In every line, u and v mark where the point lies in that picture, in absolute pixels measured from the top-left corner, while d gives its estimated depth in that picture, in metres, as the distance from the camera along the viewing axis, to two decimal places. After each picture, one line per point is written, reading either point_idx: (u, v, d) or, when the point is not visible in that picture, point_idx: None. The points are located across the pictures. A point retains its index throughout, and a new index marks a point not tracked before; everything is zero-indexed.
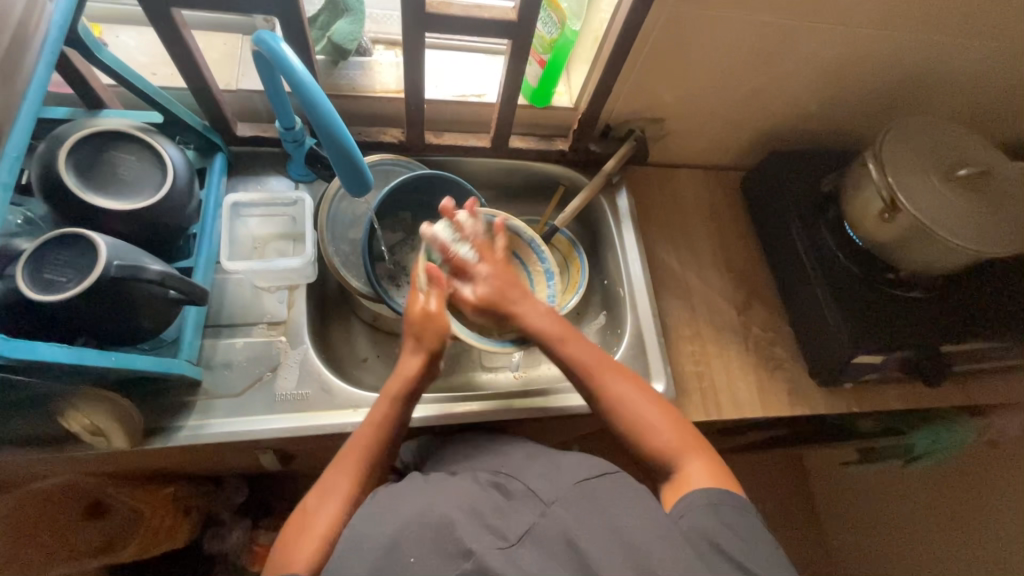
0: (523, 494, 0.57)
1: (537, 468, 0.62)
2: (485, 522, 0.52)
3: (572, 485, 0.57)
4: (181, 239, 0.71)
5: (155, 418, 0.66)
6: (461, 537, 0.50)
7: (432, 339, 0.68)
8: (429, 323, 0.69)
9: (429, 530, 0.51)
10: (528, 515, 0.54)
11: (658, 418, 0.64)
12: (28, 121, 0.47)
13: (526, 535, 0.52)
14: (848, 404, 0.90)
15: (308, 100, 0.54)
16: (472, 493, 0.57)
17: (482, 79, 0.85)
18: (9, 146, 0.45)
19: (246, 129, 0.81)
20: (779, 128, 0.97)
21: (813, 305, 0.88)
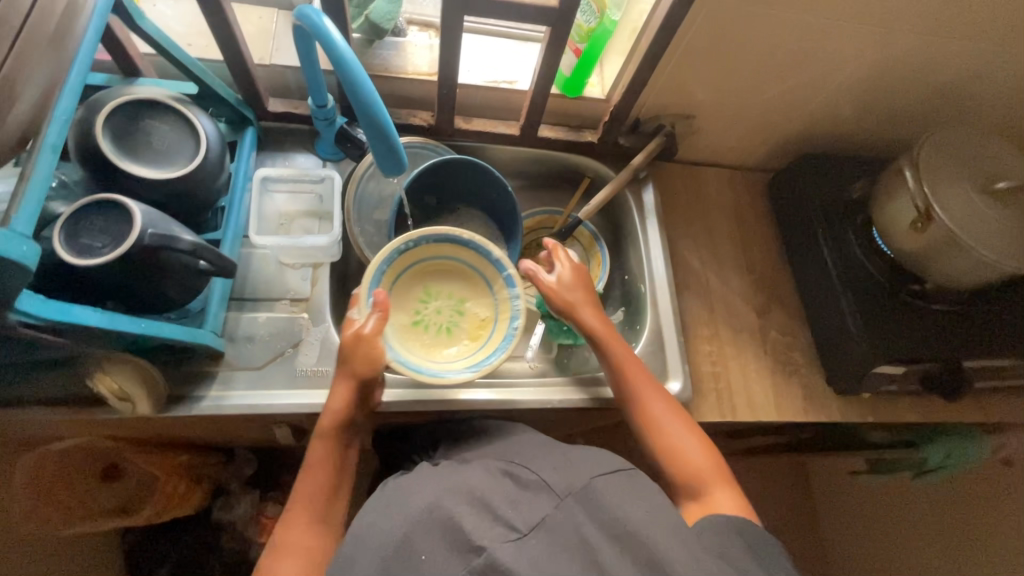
0: (537, 485, 0.58)
1: (551, 458, 0.62)
2: (496, 517, 0.53)
3: (587, 481, 0.57)
4: (210, 212, 0.72)
5: (178, 386, 0.67)
6: (471, 535, 0.51)
7: (359, 366, 0.65)
8: (358, 353, 0.66)
9: (439, 526, 0.52)
10: (541, 508, 0.55)
11: (693, 442, 0.67)
12: (76, 87, 0.48)
13: (538, 525, 0.53)
14: (863, 414, 0.90)
15: (352, 80, 0.54)
16: (484, 484, 0.58)
17: (515, 66, 0.84)
18: (58, 109, 0.46)
19: (278, 105, 0.81)
20: (812, 131, 0.95)
21: (835, 312, 0.87)
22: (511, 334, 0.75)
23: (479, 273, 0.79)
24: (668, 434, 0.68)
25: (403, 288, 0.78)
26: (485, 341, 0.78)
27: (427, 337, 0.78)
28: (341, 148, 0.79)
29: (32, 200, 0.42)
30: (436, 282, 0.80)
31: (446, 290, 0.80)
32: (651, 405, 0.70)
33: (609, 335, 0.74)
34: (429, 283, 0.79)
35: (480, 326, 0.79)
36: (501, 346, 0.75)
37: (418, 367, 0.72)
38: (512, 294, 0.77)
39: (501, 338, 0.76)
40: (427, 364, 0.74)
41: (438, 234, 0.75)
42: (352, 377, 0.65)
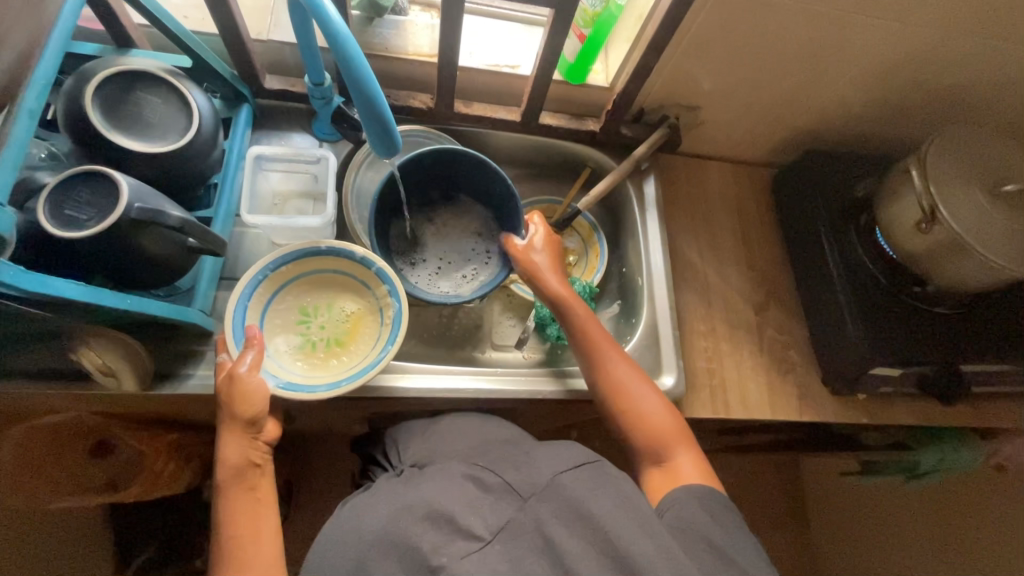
0: (501, 489, 0.58)
1: (514, 458, 0.62)
2: (458, 526, 0.53)
3: (551, 478, 0.57)
4: (202, 189, 0.70)
5: (164, 365, 0.66)
6: (430, 553, 0.52)
7: (243, 408, 0.60)
8: (237, 393, 0.60)
9: (394, 546, 0.53)
10: (502, 513, 0.55)
11: (659, 415, 0.68)
12: (56, 51, 0.47)
13: (501, 531, 0.53)
14: (858, 415, 0.89)
15: (345, 57, 0.52)
16: (446, 489, 0.58)
17: (518, 50, 0.82)
18: (38, 73, 0.45)
19: (274, 82, 0.79)
20: (819, 127, 0.93)
21: (834, 313, 0.86)
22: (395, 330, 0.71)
23: (353, 278, 0.74)
24: (634, 402, 0.68)
25: (281, 305, 0.72)
26: (377, 342, 0.72)
27: (312, 359, 0.71)
28: (337, 129, 0.78)
29: (6, 165, 0.41)
30: (314, 295, 0.74)
31: (325, 301, 0.74)
32: (616, 372, 0.70)
33: (571, 297, 0.74)
34: (308, 296, 0.73)
35: (355, 329, 0.73)
36: (393, 339, 0.70)
37: (308, 385, 0.66)
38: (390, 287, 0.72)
39: (388, 336, 0.71)
40: (316, 383, 0.67)
41: (302, 249, 0.70)
42: (237, 420, 0.60)
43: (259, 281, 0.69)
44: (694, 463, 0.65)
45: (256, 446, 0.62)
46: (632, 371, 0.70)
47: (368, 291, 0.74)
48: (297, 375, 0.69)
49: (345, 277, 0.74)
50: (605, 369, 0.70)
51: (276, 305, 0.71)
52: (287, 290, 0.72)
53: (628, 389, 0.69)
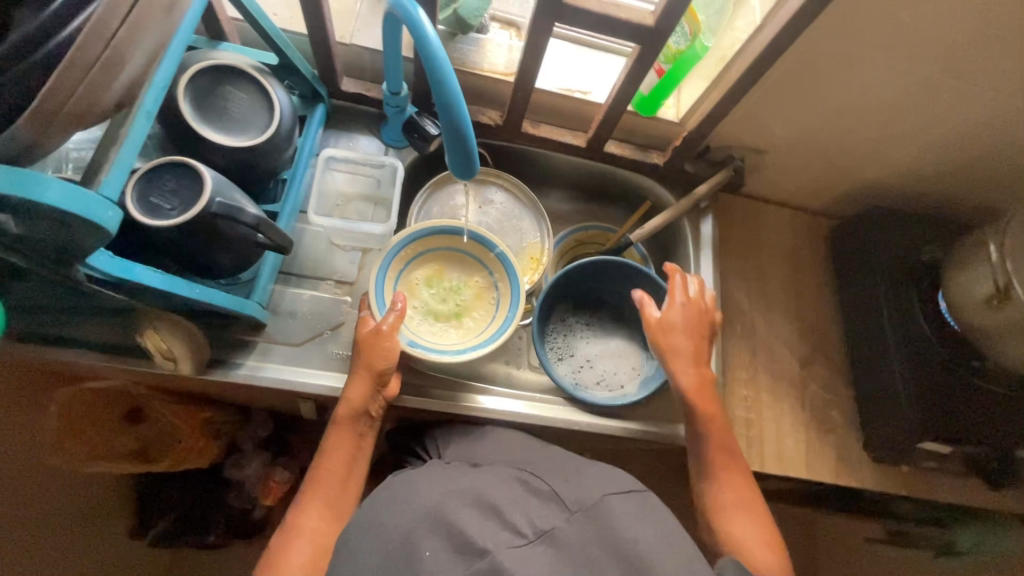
0: (549, 497, 0.57)
1: (563, 473, 0.62)
2: (504, 523, 0.53)
3: (600, 497, 0.56)
4: (271, 183, 0.72)
5: (219, 350, 0.68)
6: (475, 537, 0.50)
7: (375, 361, 0.66)
8: (376, 346, 0.66)
9: (443, 524, 0.52)
10: (549, 520, 0.54)
11: (756, 541, 0.64)
12: (178, 50, 0.47)
13: (546, 534, 0.52)
14: (897, 486, 0.86)
15: (439, 80, 0.53)
16: (496, 487, 0.58)
17: (592, 76, 0.82)
18: (158, 77, 0.45)
19: (350, 84, 0.81)
20: (888, 186, 0.91)
21: (884, 377, 0.83)
22: (513, 310, 0.75)
23: (473, 255, 0.78)
24: (742, 522, 0.66)
25: (413, 275, 0.77)
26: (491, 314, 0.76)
27: (436, 326, 0.76)
28: (406, 136, 0.78)
29: (119, 166, 0.41)
30: (439, 269, 0.78)
31: (449, 275, 0.78)
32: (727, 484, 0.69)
33: (699, 391, 0.73)
34: (434, 270, 0.77)
35: (475, 303, 0.77)
36: (507, 317, 0.75)
37: (436, 350, 0.72)
38: (510, 268, 0.76)
39: (505, 316, 0.75)
40: (444, 347, 0.73)
41: (435, 224, 0.74)
42: (371, 370, 0.66)
43: (396, 253, 0.74)
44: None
45: (375, 399, 0.68)
46: (745, 493, 0.68)
47: (484, 264, 0.78)
48: (428, 339, 0.74)
49: (465, 253, 0.78)
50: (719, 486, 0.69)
51: (406, 271, 0.76)
52: (417, 262, 0.76)
53: (737, 509, 0.67)
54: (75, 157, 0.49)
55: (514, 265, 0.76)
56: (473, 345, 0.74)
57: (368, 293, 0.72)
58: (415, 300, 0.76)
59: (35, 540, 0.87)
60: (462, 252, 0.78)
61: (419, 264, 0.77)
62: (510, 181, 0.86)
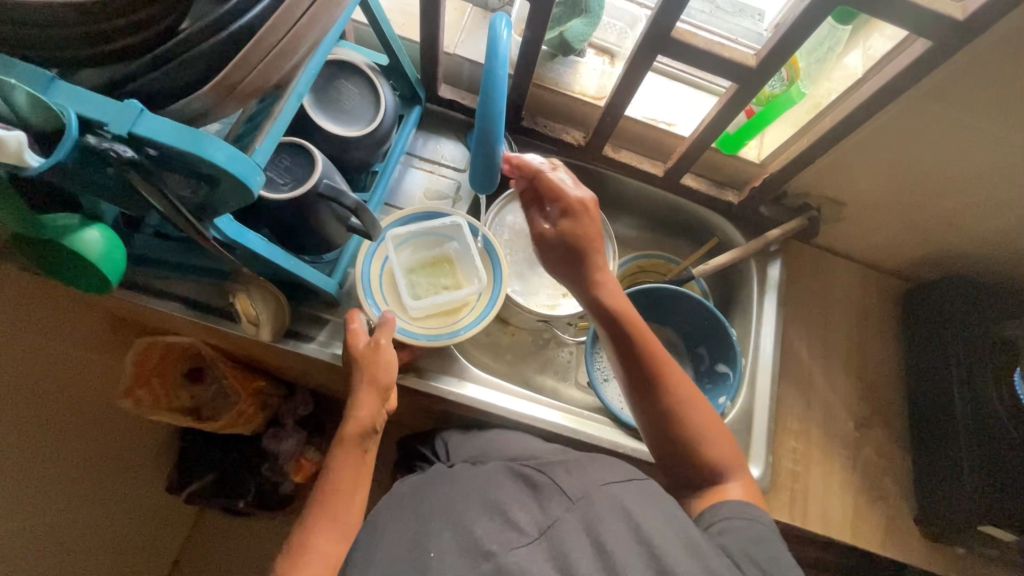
0: (550, 488, 0.56)
1: (565, 463, 0.60)
2: (507, 519, 0.54)
3: (600, 485, 0.55)
4: (363, 173, 0.76)
5: (295, 323, 0.72)
6: (480, 539, 0.52)
7: (379, 375, 0.65)
8: (378, 360, 0.65)
9: (450, 526, 0.55)
10: (552, 513, 0.54)
11: (720, 432, 0.63)
12: (336, 35, 0.48)
13: (548, 530, 0.53)
14: (948, 569, 0.81)
15: (490, 96, 0.55)
16: (499, 487, 0.58)
17: (680, 109, 0.84)
18: (313, 61, 0.46)
19: (448, 92, 0.85)
20: (973, 256, 0.87)
21: (949, 453, 0.80)
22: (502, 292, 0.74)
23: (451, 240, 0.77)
24: (700, 433, 0.62)
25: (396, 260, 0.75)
26: (469, 304, 0.74)
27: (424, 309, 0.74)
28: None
29: (272, 139, 0.43)
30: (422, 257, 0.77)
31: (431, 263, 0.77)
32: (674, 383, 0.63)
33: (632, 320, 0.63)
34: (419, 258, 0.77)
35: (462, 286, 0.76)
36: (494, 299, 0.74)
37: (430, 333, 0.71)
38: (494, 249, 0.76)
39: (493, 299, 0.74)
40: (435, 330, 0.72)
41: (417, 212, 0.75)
42: (376, 385, 0.64)
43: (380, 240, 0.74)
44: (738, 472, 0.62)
45: (380, 412, 0.66)
46: (704, 408, 0.63)
47: (468, 252, 0.76)
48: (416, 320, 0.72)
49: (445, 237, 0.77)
50: (671, 398, 0.62)
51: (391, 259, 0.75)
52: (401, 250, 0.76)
53: (697, 427, 0.62)
54: (212, 130, 0.46)
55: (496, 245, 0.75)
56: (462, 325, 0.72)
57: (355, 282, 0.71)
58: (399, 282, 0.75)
59: (95, 477, 0.93)
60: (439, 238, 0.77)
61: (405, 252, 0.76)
62: None
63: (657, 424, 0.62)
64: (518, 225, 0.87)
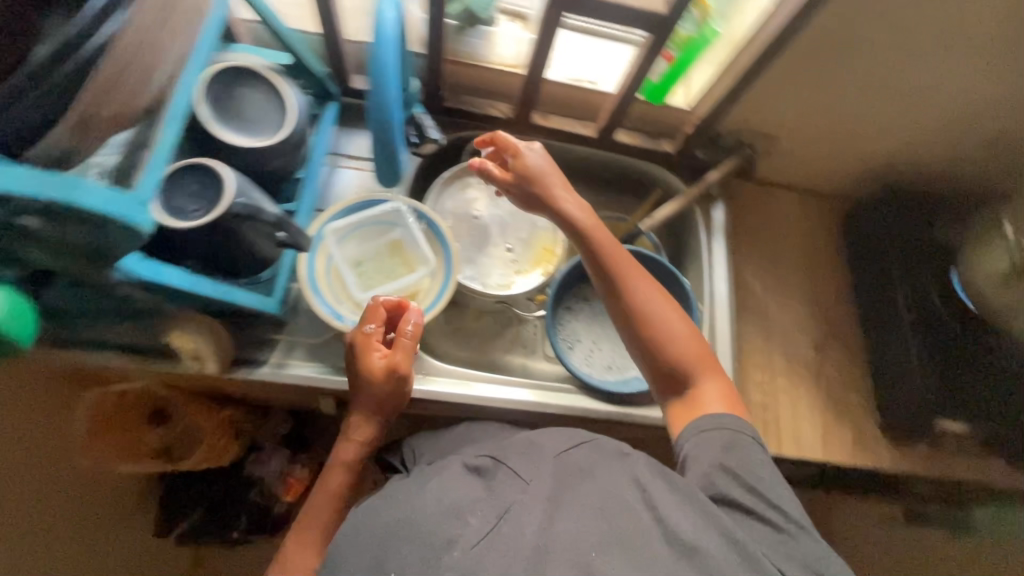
0: (506, 475, 0.54)
1: (516, 446, 0.59)
2: (464, 519, 0.49)
3: (551, 463, 0.55)
4: (286, 182, 0.73)
5: (242, 350, 0.70)
6: (441, 538, 0.47)
7: (399, 402, 0.67)
8: (402, 389, 0.66)
9: (407, 538, 0.48)
10: (508, 496, 0.51)
11: (687, 333, 0.63)
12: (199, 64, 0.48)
13: (506, 514, 0.49)
14: (913, 465, 0.86)
15: (381, 82, 0.51)
16: (450, 483, 0.53)
17: (603, 65, 0.83)
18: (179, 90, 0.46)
19: (360, 82, 0.82)
20: (902, 167, 0.90)
21: (902, 359, 0.83)
22: (453, 274, 0.72)
23: (395, 228, 0.74)
24: (668, 339, 0.62)
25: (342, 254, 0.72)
26: (421, 290, 0.72)
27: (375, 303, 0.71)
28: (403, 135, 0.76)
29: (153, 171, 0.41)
30: (367, 249, 0.74)
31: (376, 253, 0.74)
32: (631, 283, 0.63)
33: (594, 226, 0.65)
34: (364, 250, 0.74)
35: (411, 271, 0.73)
36: (445, 282, 0.72)
37: (387, 325, 0.70)
38: (442, 235, 0.73)
39: (444, 282, 0.72)
40: (390, 321, 0.70)
41: (353, 202, 0.72)
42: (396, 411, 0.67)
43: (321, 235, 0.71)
44: (717, 382, 0.62)
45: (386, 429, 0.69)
46: (687, 325, 0.63)
47: (415, 238, 0.74)
48: (369, 314, 0.70)
49: (388, 226, 0.74)
50: (631, 304, 0.62)
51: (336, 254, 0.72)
52: (346, 242, 0.73)
53: (678, 335, 0.62)
54: None
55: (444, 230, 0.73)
56: None
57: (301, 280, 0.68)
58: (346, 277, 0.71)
59: (71, 539, 0.90)
60: (382, 227, 0.74)
61: (348, 245, 0.73)
62: None
63: (625, 330, 0.63)
64: (458, 210, 0.85)
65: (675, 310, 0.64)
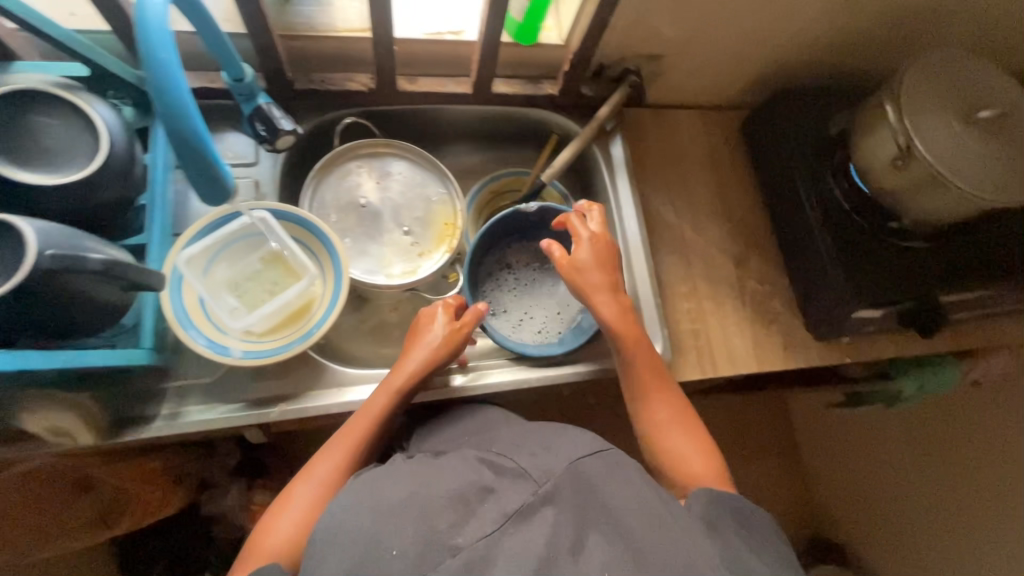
0: (514, 474, 0.55)
1: (528, 445, 0.60)
2: (467, 513, 0.51)
3: (570, 463, 0.55)
4: (128, 213, 0.64)
5: (125, 409, 0.63)
6: (446, 534, 0.49)
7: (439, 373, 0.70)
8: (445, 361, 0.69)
9: (410, 521, 0.50)
10: (511, 496, 0.53)
11: (694, 449, 0.66)
12: None
13: (513, 514, 0.51)
14: (839, 356, 0.89)
15: (163, 91, 0.42)
16: (456, 475, 0.55)
17: (461, 12, 0.76)
18: None
19: (190, 79, 0.72)
20: (788, 64, 0.88)
21: (814, 259, 0.84)
22: (343, 274, 0.66)
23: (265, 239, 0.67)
24: (671, 438, 0.67)
25: (211, 280, 0.65)
26: (314, 299, 0.66)
27: (266, 326, 0.65)
28: (252, 131, 0.68)
29: None
30: (242, 268, 0.67)
31: (253, 271, 0.67)
32: (666, 408, 0.69)
33: (623, 324, 0.70)
34: (238, 270, 0.67)
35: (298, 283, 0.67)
36: (338, 288, 0.66)
37: (284, 346, 0.64)
38: (323, 233, 0.67)
39: (336, 286, 0.66)
40: (286, 340, 0.64)
41: (211, 221, 0.64)
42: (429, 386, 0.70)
43: (183, 262, 0.62)
44: (717, 485, 0.64)
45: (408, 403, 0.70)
46: (677, 405, 0.70)
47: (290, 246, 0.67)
48: (260, 338, 0.64)
49: (258, 239, 0.67)
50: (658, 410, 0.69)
51: (206, 280, 0.65)
52: (214, 265, 0.65)
53: (667, 420, 0.68)
54: None
55: (325, 228, 0.67)
56: (314, 325, 0.65)
57: (170, 319, 0.61)
58: (224, 305, 0.65)
59: None
60: (252, 240, 0.67)
61: (218, 268, 0.66)
62: (406, 148, 0.80)
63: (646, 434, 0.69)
64: (343, 200, 0.78)
65: (670, 389, 0.71)
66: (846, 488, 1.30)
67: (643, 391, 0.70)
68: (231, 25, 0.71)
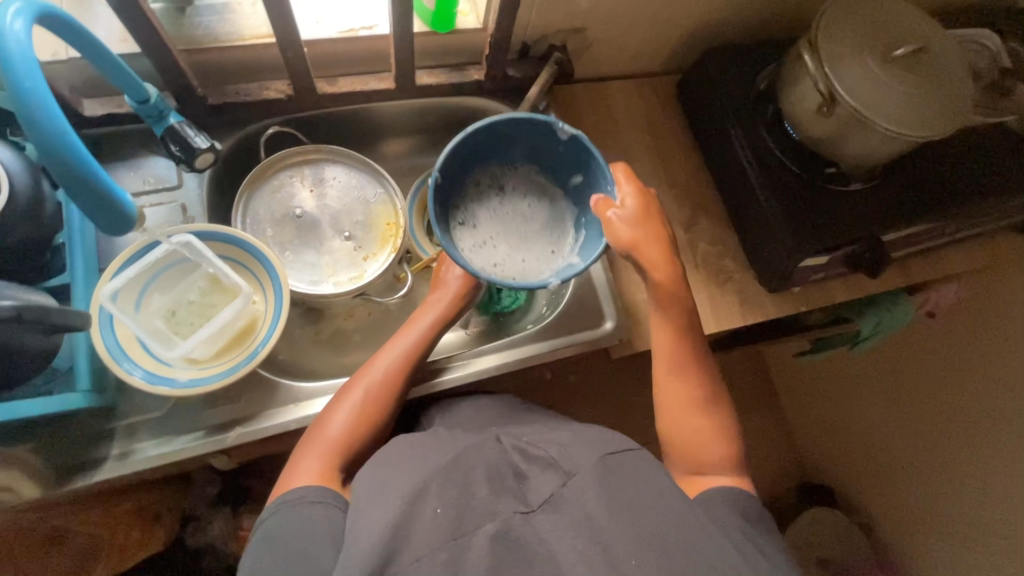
0: (545, 462, 0.54)
1: (559, 435, 0.58)
2: (498, 490, 0.50)
3: (599, 457, 0.53)
4: (46, 253, 0.62)
5: (73, 454, 0.62)
6: (483, 502, 0.49)
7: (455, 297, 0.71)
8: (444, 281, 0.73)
9: (453, 486, 0.50)
10: (542, 484, 0.51)
11: (710, 432, 0.62)
12: None
13: (546, 501, 0.50)
14: (795, 306, 0.91)
15: (33, 121, 0.41)
16: (489, 454, 0.55)
17: (371, 7, 0.75)
18: None
19: (97, 107, 0.70)
20: (711, 23, 0.88)
21: (758, 214, 0.85)
22: (281, 286, 0.65)
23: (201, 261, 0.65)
24: (691, 413, 0.64)
25: (144, 314, 0.63)
26: (257, 317, 0.65)
27: (210, 350, 0.63)
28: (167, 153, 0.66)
29: None
30: (180, 297, 0.66)
31: (192, 297, 0.66)
32: (692, 381, 0.65)
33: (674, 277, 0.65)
34: (176, 299, 0.66)
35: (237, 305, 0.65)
36: (278, 304, 0.64)
37: (228, 369, 0.62)
38: (254, 250, 0.65)
39: (276, 302, 0.65)
40: (231, 362, 0.63)
41: (132, 253, 0.62)
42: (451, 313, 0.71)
43: (114, 295, 0.61)
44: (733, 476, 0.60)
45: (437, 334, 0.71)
46: (705, 371, 0.66)
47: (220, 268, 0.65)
48: (204, 364, 0.63)
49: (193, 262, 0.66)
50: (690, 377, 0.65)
51: (140, 314, 0.63)
52: (149, 296, 0.64)
53: (689, 404, 0.64)
54: None
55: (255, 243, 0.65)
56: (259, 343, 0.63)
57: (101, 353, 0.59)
58: (162, 338, 0.63)
59: None
60: (186, 266, 0.66)
61: (151, 301, 0.64)
62: (336, 151, 0.78)
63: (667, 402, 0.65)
64: (277, 212, 0.76)
65: (701, 363, 0.67)
66: (824, 432, 1.33)
67: (670, 349, 0.67)
68: (125, 45, 0.69)
